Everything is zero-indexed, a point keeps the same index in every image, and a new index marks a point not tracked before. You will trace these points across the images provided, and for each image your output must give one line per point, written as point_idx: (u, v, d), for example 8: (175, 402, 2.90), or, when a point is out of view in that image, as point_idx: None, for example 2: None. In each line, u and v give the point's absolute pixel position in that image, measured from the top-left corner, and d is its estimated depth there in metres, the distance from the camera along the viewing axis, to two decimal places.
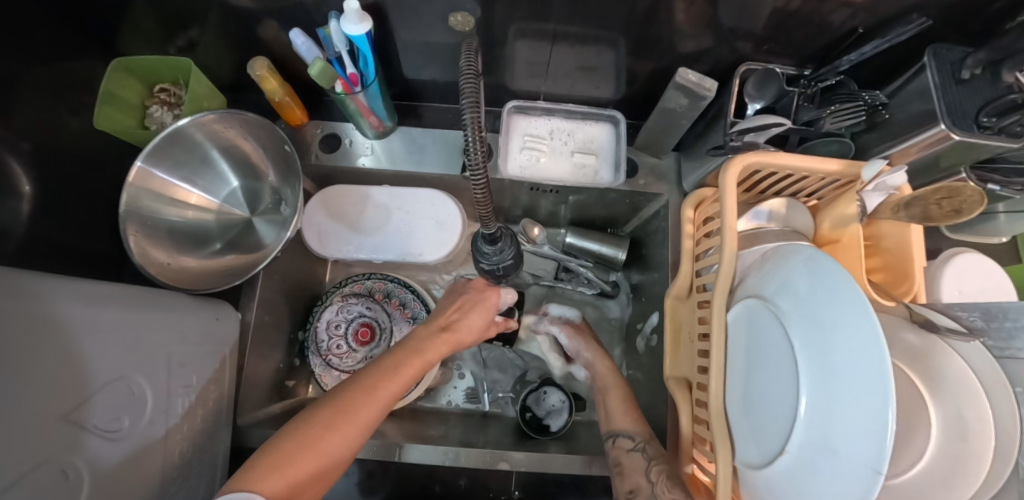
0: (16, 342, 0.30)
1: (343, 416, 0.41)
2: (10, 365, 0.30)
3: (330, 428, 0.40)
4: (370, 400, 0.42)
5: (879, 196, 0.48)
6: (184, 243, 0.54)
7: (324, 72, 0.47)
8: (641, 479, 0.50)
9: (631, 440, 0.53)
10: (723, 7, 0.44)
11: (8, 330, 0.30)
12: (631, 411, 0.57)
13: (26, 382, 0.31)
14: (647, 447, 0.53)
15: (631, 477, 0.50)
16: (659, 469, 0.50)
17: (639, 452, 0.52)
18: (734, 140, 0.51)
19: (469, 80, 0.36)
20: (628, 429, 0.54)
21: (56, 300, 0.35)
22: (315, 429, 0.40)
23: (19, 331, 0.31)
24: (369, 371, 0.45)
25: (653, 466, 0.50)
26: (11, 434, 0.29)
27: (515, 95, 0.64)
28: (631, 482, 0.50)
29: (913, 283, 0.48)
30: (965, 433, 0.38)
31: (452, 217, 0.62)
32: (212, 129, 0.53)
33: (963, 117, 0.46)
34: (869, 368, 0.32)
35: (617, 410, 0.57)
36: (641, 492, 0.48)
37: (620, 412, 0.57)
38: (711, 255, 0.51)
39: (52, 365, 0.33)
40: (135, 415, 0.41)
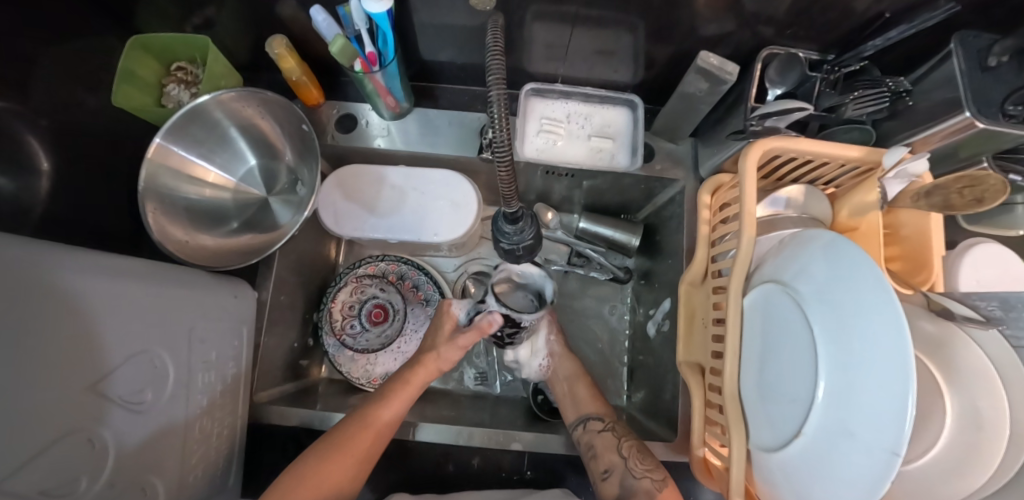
0: (45, 312, 0.31)
1: (344, 451, 0.47)
2: (38, 335, 0.30)
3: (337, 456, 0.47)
4: (362, 441, 0.48)
5: (900, 184, 0.48)
6: (202, 220, 0.55)
7: (345, 50, 0.47)
8: (613, 455, 0.53)
9: (600, 421, 0.57)
10: None
11: (39, 302, 0.31)
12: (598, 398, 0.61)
13: (55, 352, 0.31)
14: (615, 427, 0.56)
15: (605, 457, 0.53)
16: (629, 444, 0.53)
17: (608, 431, 0.56)
18: (754, 124, 0.51)
19: (495, 60, 0.36)
20: (593, 413, 0.58)
21: (83, 274, 0.35)
22: (311, 469, 0.46)
23: (49, 303, 0.31)
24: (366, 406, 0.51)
25: (624, 443, 0.54)
26: (38, 402, 0.30)
27: (531, 77, 0.64)
28: (606, 462, 0.52)
29: (931, 272, 0.48)
30: (978, 418, 0.38)
31: (468, 200, 0.62)
32: (231, 108, 0.53)
33: (989, 105, 0.45)
34: (891, 355, 0.32)
35: (586, 397, 0.61)
36: (615, 469, 0.51)
37: (586, 397, 0.61)
38: (728, 241, 0.51)
39: (82, 338, 0.34)
40: (157, 388, 0.41)
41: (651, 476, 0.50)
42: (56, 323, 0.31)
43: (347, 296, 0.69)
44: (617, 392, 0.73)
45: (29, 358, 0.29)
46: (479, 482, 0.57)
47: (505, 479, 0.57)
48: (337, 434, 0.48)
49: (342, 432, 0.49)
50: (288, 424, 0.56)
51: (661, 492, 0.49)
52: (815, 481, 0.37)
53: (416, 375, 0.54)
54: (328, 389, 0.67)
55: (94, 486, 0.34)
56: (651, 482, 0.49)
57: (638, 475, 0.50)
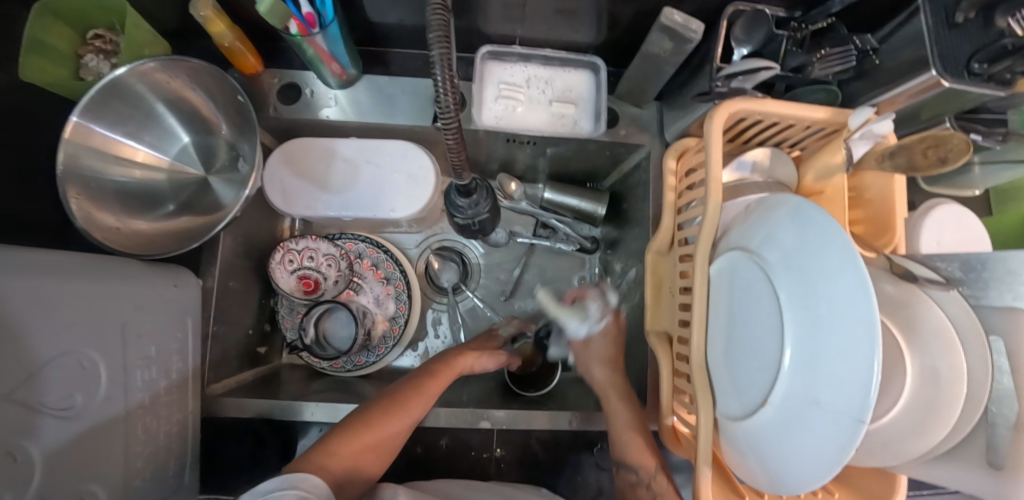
0: None
1: (387, 420, 0.48)
2: None
3: (376, 425, 0.47)
4: (414, 403, 0.50)
5: (866, 144, 0.46)
6: (134, 205, 0.50)
7: (275, 10, 0.42)
8: None
9: (636, 474, 0.51)
10: None
11: None
12: (646, 442, 0.51)
13: None
14: (654, 483, 0.49)
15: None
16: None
17: (644, 488, 0.50)
18: (720, 85, 0.49)
19: (436, 14, 0.32)
20: (632, 464, 0.51)
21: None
22: (351, 435, 0.46)
23: None
24: (411, 384, 0.52)
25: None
26: None
27: (489, 40, 0.60)
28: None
29: (894, 234, 0.48)
30: (938, 375, 0.39)
31: (426, 172, 0.59)
32: (155, 79, 0.48)
33: (955, 63, 0.44)
34: (855, 322, 0.32)
35: (636, 447, 0.51)
36: None
37: (632, 437, 0.51)
38: (694, 207, 0.50)
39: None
40: (89, 391, 0.38)
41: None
42: None
43: (292, 254, 0.62)
44: None
45: None
46: (449, 462, 0.57)
47: (475, 456, 0.57)
48: (399, 399, 0.50)
49: (380, 406, 0.49)
50: (245, 415, 0.53)
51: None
52: (781, 446, 0.37)
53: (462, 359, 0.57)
54: (290, 375, 0.65)
55: None
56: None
57: None
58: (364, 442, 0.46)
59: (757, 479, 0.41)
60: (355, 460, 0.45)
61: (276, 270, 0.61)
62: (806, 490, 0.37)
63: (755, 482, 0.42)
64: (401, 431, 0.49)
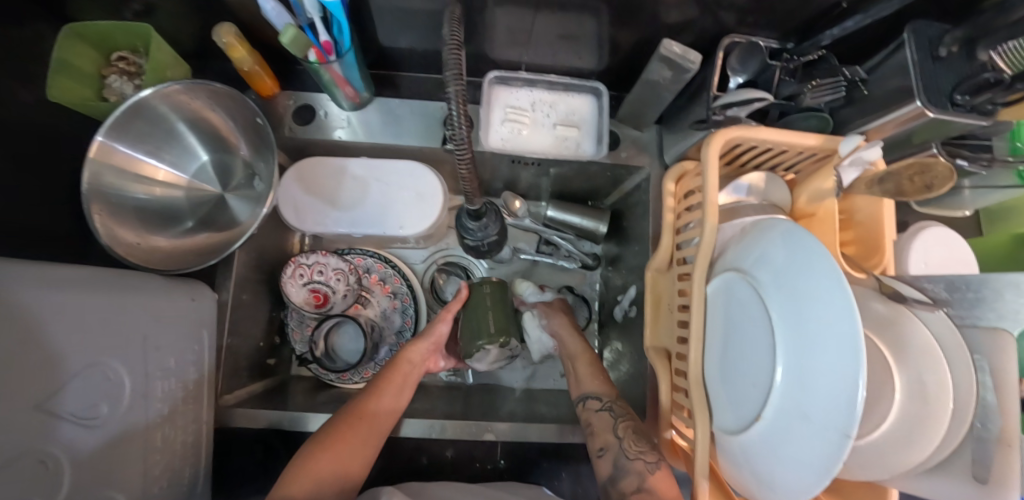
0: None
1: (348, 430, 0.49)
2: None
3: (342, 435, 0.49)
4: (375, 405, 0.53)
5: (855, 171, 0.48)
6: (153, 221, 0.52)
7: (297, 40, 0.45)
8: (609, 438, 0.50)
9: (599, 401, 0.54)
10: None
11: None
12: (600, 376, 0.58)
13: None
14: (614, 407, 0.53)
15: (600, 436, 0.51)
16: (626, 425, 0.51)
17: (606, 412, 0.53)
18: (716, 114, 0.51)
19: (452, 52, 0.34)
20: (593, 391, 0.56)
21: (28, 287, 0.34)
22: (317, 450, 0.47)
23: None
24: (368, 390, 0.55)
25: (620, 423, 0.51)
26: None
27: (495, 65, 0.63)
28: (601, 441, 0.50)
29: (883, 256, 0.50)
30: (925, 391, 0.41)
31: (434, 191, 0.61)
32: (177, 101, 0.50)
33: (939, 95, 0.47)
34: (842, 341, 0.34)
35: (586, 373, 0.58)
36: (610, 449, 0.49)
37: (588, 375, 0.58)
38: (691, 228, 0.52)
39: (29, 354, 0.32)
40: (112, 401, 0.39)
41: (644, 459, 0.47)
42: None
43: (303, 267, 0.64)
44: None
45: None
46: (453, 473, 0.58)
47: (479, 467, 0.59)
48: (358, 405, 0.52)
49: (339, 418, 0.51)
50: (256, 425, 0.55)
51: (655, 476, 0.46)
52: (775, 461, 0.39)
53: (415, 356, 0.60)
54: (298, 387, 0.66)
55: None
56: (645, 463, 0.46)
57: (631, 457, 0.47)
58: (331, 452, 0.47)
59: (753, 493, 0.43)
60: (325, 474, 0.46)
61: (287, 283, 0.62)
62: None
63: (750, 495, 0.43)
64: (372, 438, 0.51)
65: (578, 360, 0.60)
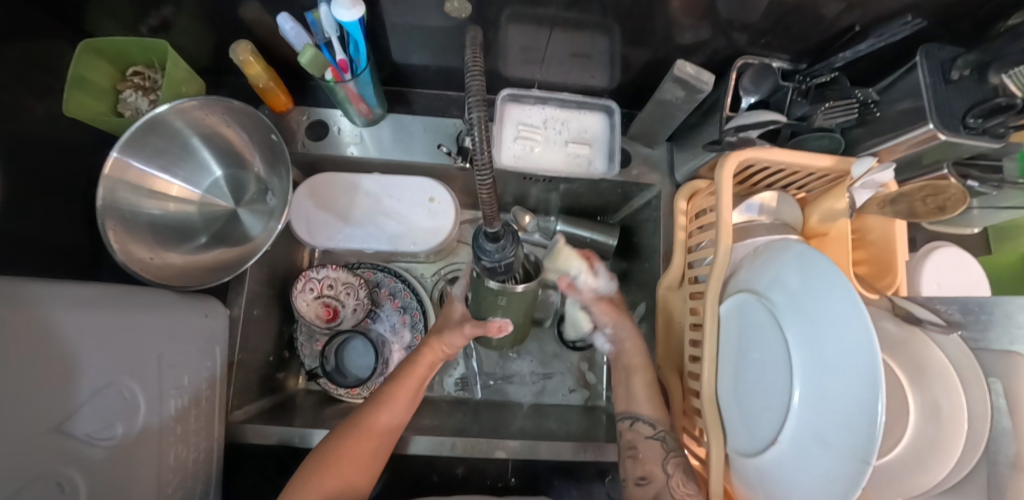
0: None
1: (344, 457, 0.47)
2: None
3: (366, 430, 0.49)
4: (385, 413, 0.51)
5: (868, 192, 0.49)
6: (167, 237, 0.52)
7: (315, 60, 0.45)
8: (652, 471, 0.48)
9: (651, 428, 0.52)
10: None
11: None
12: (655, 397, 0.54)
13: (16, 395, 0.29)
14: (667, 438, 0.51)
15: (645, 465, 0.49)
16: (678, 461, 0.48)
17: (656, 441, 0.51)
18: (730, 136, 0.51)
19: (476, 80, 0.34)
20: (647, 416, 0.53)
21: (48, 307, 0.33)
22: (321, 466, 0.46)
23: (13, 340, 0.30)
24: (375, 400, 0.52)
25: (672, 458, 0.49)
26: None
27: (508, 82, 0.64)
28: (645, 470, 0.49)
29: (895, 277, 0.50)
30: (939, 408, 0.41)
31: (446, 206, 0.61)
32: (193, 116, 0.51)
33: (951, 118, 0.47)
34: (858, 367, 0.34)
35: (643, 393, 0.54)
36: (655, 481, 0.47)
37: (647, 397, 0.54)
38: (704, 248, 0.53)
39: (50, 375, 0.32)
40: (128, 421, 0.39)
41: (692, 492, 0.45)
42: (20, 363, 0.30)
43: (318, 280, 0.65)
44: (598, 392, 0.74)
45: None
46: (465, 490, 0.58)
47: (490, 485, 0.59)
48: (362, 419, 0.50)
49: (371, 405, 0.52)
50: (266, 443, 0.54)
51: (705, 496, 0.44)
52: (792, 486, 0.38)
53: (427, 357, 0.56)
54: (307, 401, 0.66)
55: None
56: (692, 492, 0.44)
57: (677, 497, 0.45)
58: (331, 467, 0.46)
59: None
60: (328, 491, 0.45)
61: (298, 295, 0.63)
62: None
63: None
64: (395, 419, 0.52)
65: (637, 376, 0.56)
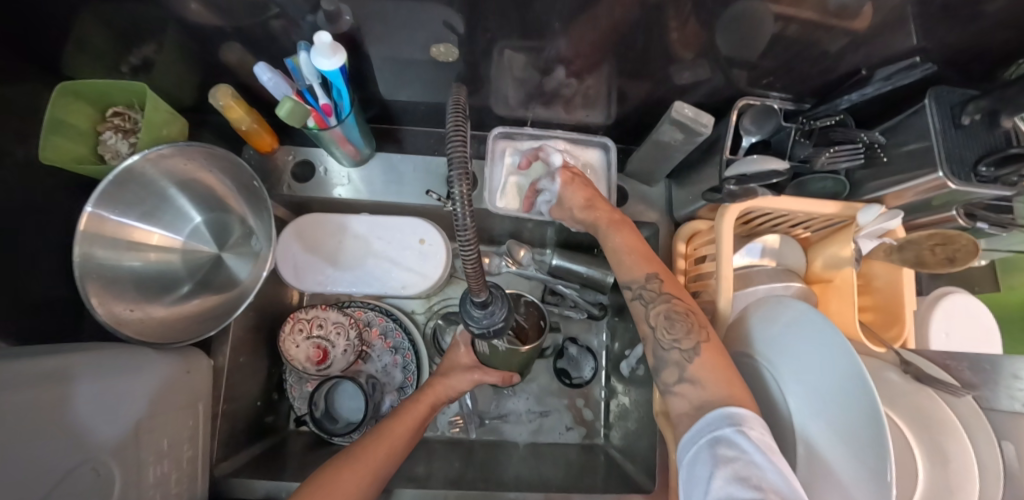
0: None
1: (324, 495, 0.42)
2: None
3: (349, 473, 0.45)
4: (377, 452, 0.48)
5: (874, 240, 0.47)
6: (149, 290, 0.50)
7: (295, 112, 0.43)
8: None
9: (629, 289, 0.45)
10: (719, 33, 0.42)
11: None
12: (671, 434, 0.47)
13: None
14: (645, 292, 0.44)
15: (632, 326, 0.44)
16: None
17: (637, 300, 0.44)
18: (731, 183, 0.48)
19: (458, 145, 0.31)
20: (624, 278, 0.45)
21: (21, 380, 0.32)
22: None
23: None
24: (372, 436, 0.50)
25: (653, 309, 0.42)
26: None
27: (501, 119, 0.62)
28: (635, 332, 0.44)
29: (903, 328, 0.48)
30: (946, 459, 0.37)
31: (437, 248, 0.59)
32: (166, 164, 0.49)
33: (962, 166, 0.45)
34: (862, 440, 0.32)
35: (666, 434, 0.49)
36: None
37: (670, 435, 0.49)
38: (705, 296, 0.51)
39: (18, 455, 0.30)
40: (104, 497, 0.37)
41: (680, 346, 0.40)
42: None
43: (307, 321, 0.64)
44: (596, 429, 0.73)
45: None
46: None
47: None
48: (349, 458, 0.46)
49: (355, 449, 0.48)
50: (253, 496, 0.52)
51: (694, 365, 0.39)
52: None
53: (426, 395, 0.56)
54: (296, 445, 0.64)
55: None
56: (679, 352, 0.39)
57: None
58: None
59: None
60: None
61: (286, 340, 0.62)
62: None
63: None
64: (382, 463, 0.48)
65: (602, 210, 0.48)
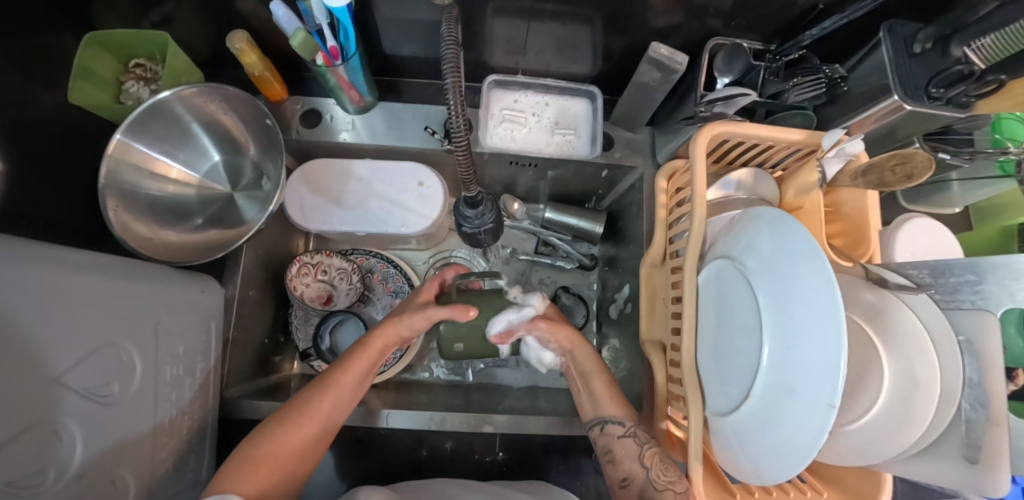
0: (19, 305, 0.31)
1: (274, 448, 0.45)
2: (16, 329, 0.30)
3: (307, 419, 0.47)
4: (326, 402, 0.49)
5: (838, 163, 0.51)
6: (164, 217, 0.54)
7: (305, 44, 0.48)
8: (634, 464, 0.50)
9: (622, 427, 0.52)
10: None
11: (22, 298, 0.31)
12: (617, 396, 0.55)
13: (24, 350, 0.31)
14: (638, 432, 0.52)
15: (624, 466, 0.50)
16: (653, 453, 0.50)
17: (630, 438, 0.52)
18: (703, 110, 0.54)
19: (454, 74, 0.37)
20: (615, 416, 0.53)
21: (60, 270, 0.35)
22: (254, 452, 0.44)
23: (30, 297, 0.32)
24: (319, 385, 0.50)
25: (647, 450, 0.50)
26: (11, 397, 0.29)
27: (494, 71, 0.66)
28: (624, 470, 0.50)
29: (869, 245, 0.51)
30: (915, 381, 0.40)
31: (434, 190, 0.64)
32: (193, 104, 0.53)
33: (915, 89, 0.49)
34: (823, 318, 0.34)
35: (604, 394, 0.55)
36: (635, 479, 0.49)
37: (607, 396, 0.55)
38: (682, 222, 0.54)
39: (55, 333, 0.34)
40: (124, 381, 0.40)
41: (674, 488, 0.46)
42: (27, 318, 0.31)
43: (315, 264, 0.67)
44: None
45: (6, 351, 0.29)
46: (454, 464, 0.59)
47: (478, 460, 0.60)
48: (304, 404, 0.48)
49: (313, 391, 0.49)
50: (260, 417, 0.57)
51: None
52: (761, 438, 0.39)
53: (377, 340, 0.53)
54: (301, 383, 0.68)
55: (61, 483, 0.34)
56: (674, 493, 0.46)
57: (660, 488, 0.47)
58: (268, 457, 0.44)
59: (746, 474, 0.43)
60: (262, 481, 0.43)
61: (292, 280, 0.65)
62: (785, 480, 0.39)
63: (743, 478, 0.44)
64: (338, 408, 0.49)
65: (581, 353, 0.57)
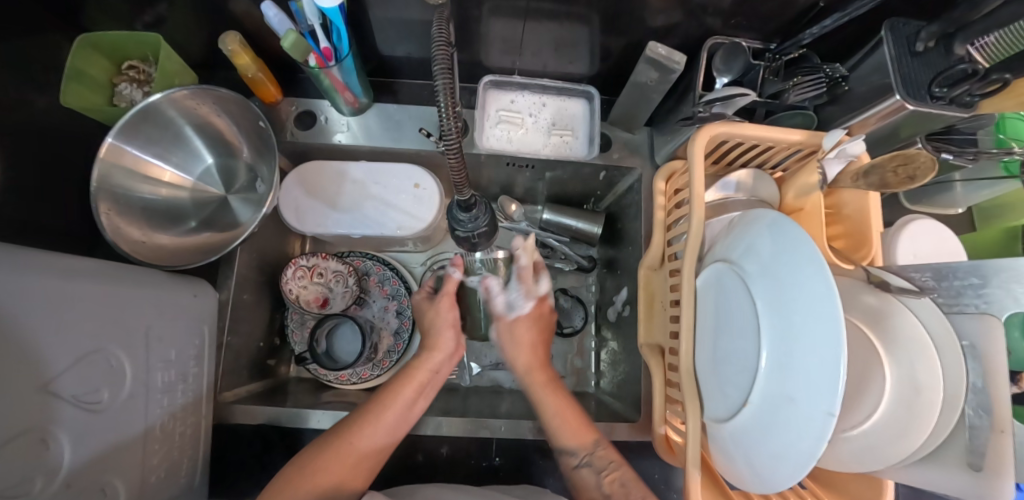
0: (4, 313, 0.30)
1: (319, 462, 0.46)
2: (1, 337, 0.30)
3: (352, 440, 0.48)
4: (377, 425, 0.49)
5: (839, 164, 0.49)
6: (158, 221, 0.54)
7: (298, 45, 0.47)
8: (596, 494, 0.49)
9: (576, 457, 0.51)
10: None
11: (8, 304, 0.31)
12: (579, 422, 0.53)
13: (11, 357, 0.30)
14: (594, 460, 0.51)
15: (587, 495, 0.50)
16: (613, 478, 0.49)
17: (587, 467, 0.50)
18: (702, 111, 0.53)
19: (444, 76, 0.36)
20: (573, 446, 0.51)
21: (47, 275, 0.35)
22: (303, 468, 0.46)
23: (17, 304, 0.31)
24: (364, 413, 0.50)
25: (605, 477, 0.49)
26: None
27: (490, 71, 0.65)
28: (587, 499, 0.50)
29: (871, 247, 0.50)
30: (916, 386, 0.39)
31: (430, 192, 0.63)
32: (185, 106, 0.53)
33: (918, 88, 0.48)
34: (824, 324, 0.33)
35: (563, 423, 0.53)
36: None
37: (565, 424, 0.53)
38: (680, 224, 0.54)
39: (42, 340, 0.33)
40: (115, 388, 0.40)
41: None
42: (12, 326, 0.31)
43: (311, 268, 0.66)
44: (586, 378, 0.75)
45: None
46: (450, 469, 0.59)
47: (475, 465, 0.59)
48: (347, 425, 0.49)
49: (359, 414, 0.50)
50: (254, 422, 0.57)
51: None
52: (759, 445, 0.39)
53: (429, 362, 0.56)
54: (297, 387, 0.68)
55: (48, 491, 0.33)
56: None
57: None
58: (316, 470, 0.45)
59: (744, 481, 0.42)
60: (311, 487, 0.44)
61: (287, 283, 0.64)
62: (785, 488, 0.38)
63: (743, 486, 0.43)
64: (388, 431, 0.50)
65: (536, 374, 0.57)
